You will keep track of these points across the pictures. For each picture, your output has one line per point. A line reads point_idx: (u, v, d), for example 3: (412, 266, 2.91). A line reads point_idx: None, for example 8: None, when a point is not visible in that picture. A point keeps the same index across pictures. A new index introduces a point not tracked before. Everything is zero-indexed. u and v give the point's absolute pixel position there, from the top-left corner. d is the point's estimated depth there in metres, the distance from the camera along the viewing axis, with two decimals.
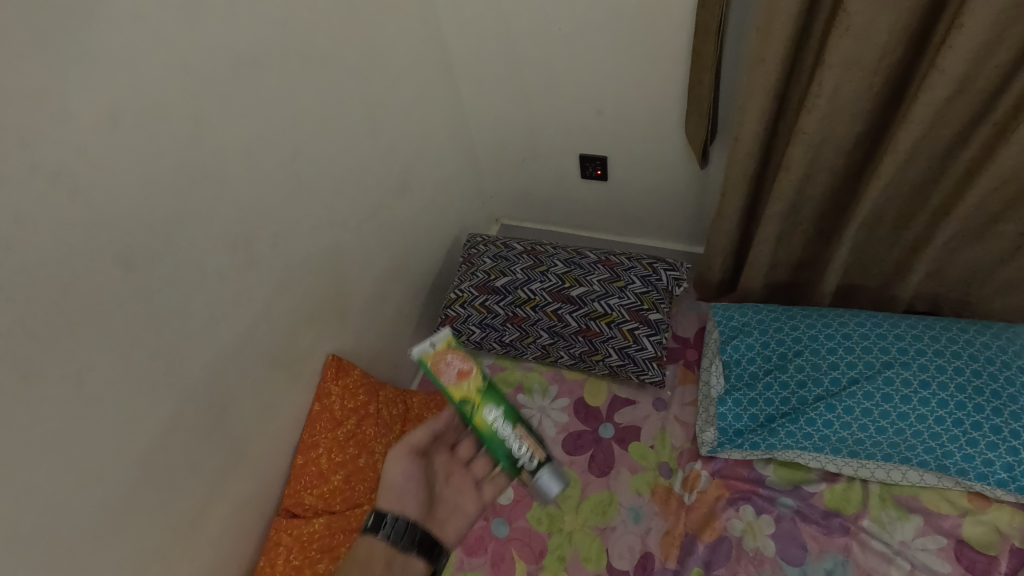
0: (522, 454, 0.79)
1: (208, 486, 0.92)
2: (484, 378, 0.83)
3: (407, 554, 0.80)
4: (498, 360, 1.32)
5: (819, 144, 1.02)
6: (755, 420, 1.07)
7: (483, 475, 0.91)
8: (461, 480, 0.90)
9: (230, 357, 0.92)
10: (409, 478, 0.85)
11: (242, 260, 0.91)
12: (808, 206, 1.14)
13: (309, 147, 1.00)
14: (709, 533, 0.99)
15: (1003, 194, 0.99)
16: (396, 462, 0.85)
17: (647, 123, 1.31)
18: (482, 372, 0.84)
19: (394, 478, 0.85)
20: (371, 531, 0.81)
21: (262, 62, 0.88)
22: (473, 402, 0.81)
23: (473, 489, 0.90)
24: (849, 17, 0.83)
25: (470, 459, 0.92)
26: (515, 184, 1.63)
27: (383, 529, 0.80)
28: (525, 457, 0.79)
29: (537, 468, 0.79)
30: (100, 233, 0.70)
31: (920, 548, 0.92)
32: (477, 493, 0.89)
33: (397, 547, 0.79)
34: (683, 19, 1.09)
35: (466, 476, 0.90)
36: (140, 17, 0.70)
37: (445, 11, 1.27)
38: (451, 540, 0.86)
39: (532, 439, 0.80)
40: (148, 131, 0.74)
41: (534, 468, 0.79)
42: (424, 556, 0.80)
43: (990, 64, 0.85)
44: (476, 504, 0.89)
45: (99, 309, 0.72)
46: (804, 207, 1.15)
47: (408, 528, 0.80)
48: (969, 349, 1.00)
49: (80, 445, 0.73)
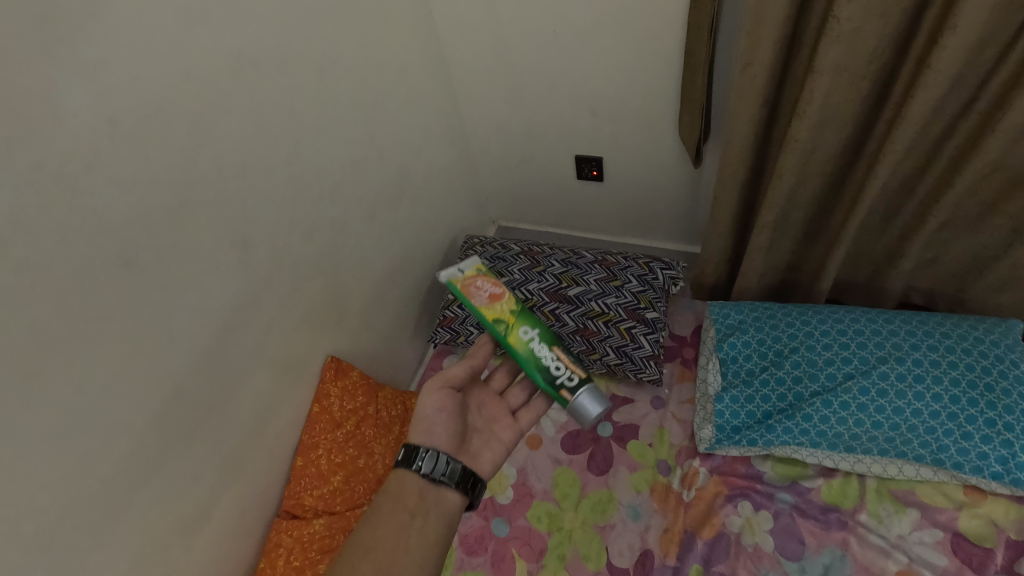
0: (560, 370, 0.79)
1: (209, 488, 0.92)
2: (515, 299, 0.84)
3: (438, 486, 0.78)
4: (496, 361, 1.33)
5: (811, 152, 1.02)
6: (752, 416, 1.07)
7: (517, 405, 0.91)
8: (495, 411, 0.89)
9: (230, 359, 0.92)
10: (442, 410, 0.84)
11: (241, 261, 0.91)
12: (799, 211, 1.16)
13: (307, 149, 1.01)
14: (708, 530, 1.00)
15: (995, 181, 1.00)
16: (431, 395, 0.85)
17: (642, 124, 1.32)
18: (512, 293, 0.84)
19: (428, 411, 0.84)
20: (403, 464, 0.80)
21: (260, 66, 0.89)
22: (507, 323, 0.81)
23: (509, 420, 0.89)
24: (840, 23, 0.84)
25: (504, 392, 0.92)
26: (512, 186, 1.64)
27: (414, 461, 0.78)
28: (564, 376, 0.79)
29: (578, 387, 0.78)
30: (100, 237, 0.71)
31: (917, 541, 0.93)
32: (513, 423, 0.89)
33: (429, 479, 0.78)
34: (676, 21, 1.11)
35: (501, 406, 0.90)
36: (139, 22, 0.71)
37: (440, 15, 1.29)
38: (487, 472, 0.84)
39: (568, 358, 0.80)
40: (147, 134, 0.74)
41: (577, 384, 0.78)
42: (458, 488, 0.78)
43: (977, 60, 0.86)
44: (512, 434, 0.88)
45: (100, 312, 0.72)
46: (795, 211, 1.16)
47: (439, 457, 0.79)
48: (962, 344, 1.01)
49: (82, 447, 0.73)
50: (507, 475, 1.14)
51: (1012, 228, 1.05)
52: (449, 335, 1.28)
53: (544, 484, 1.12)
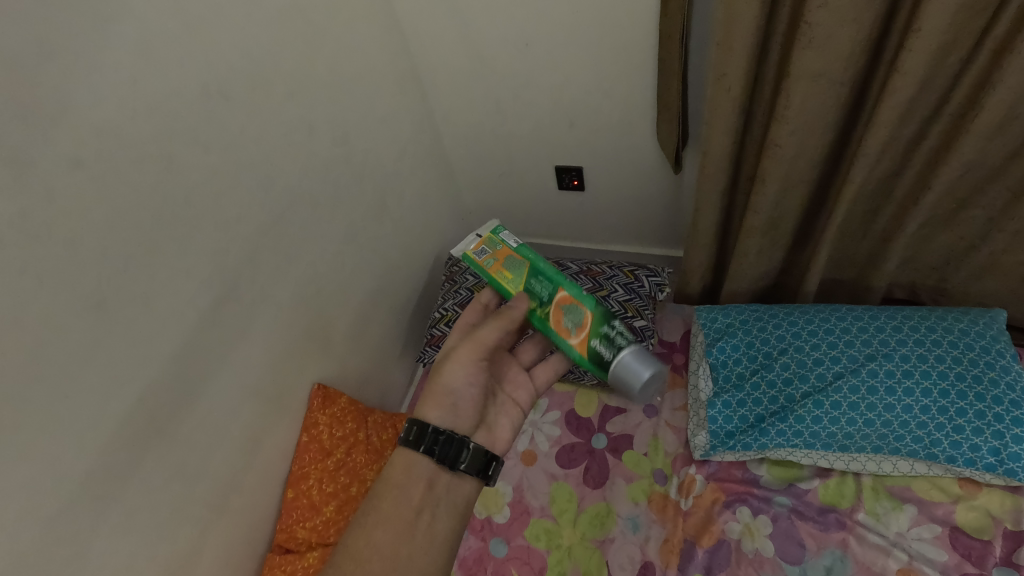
0: (606, 329, 0.73)
1: (197, 527, 0.90)
2: (518, 293, 0.80)
3: (453, 472, 0.76)
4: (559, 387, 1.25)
5: (794, 158, 1.02)
6: (745, 420, 1.07)
7: (531, 362, 0.90)
8: (512, 372, 0.88)
9: (215, 394, 0.90)
10: (472, 384, 0.81)
11: (220, 292, 0.89)
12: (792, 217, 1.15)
13: (283, 176, 1.00)
14: (708, 538, 0.99)
15: (969, 179, 1.02)
16: (461, 365, 0.80)
17: (619, 132, 1.32)
18: (511, 298, 0.81)
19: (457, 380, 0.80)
20: (411, 445, 0.76)
21: (232, 97, 0.89)
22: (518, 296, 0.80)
23: (525, 379, 0.88)
24: (810, 28, 0.84)
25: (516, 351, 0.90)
26: (493, 199, 1.63)
27: (425, 444, 0.75)
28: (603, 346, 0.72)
29: (620, 346, 0.72)
30: (69, 280, 0.69)
31: (916, 537, 0.93)
32: (529, 380, 0.88)
33: (442, 464, 0.76)
34: (647, 31, 1.11)
35: (515, 365, 0.88)
36: (103, 62, 0.70)
37: (413, 35, 1.29)
38: (504, 442, 0.84)
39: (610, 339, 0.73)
40: (115, 171, 0.73)
41: (614, 355, 0.72)
42: (476, 476, 0.77)
43: (947, 63, 0.87)
44: (528, 396, 0.88)
45: (73, 356, 0.70)
46: (789, 217, 1.14)
47: (459, 446, 0.76)
48: (948, 337, 1.01)
49: (61, 497, 0.71)
50: (503, 494, 1.12)
51: (988, 219, 1.07)
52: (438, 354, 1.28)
53: (540, 500, 1.11)
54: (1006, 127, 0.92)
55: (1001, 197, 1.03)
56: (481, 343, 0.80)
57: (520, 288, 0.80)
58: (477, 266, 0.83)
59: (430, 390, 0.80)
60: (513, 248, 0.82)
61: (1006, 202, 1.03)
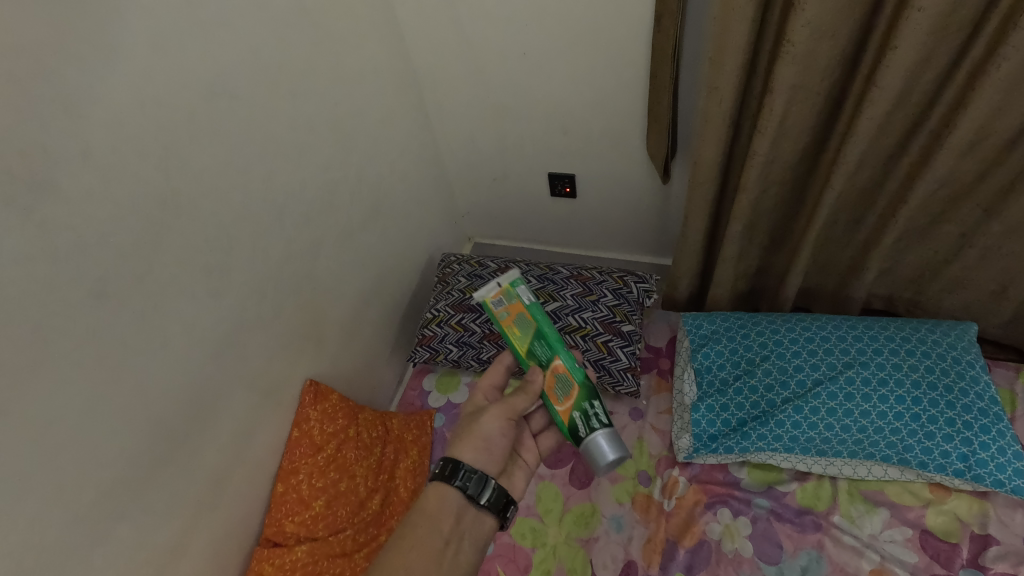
0: (588, 406, 0.74)
1: (187, 516, 0.91)
2: (524, 350, 0.79)
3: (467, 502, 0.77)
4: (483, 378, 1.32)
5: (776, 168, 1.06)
6: (728, 424, 1.10)
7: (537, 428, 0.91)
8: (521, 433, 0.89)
9: (208, 385, 0.91)
10: (503, 437, 0.82)
11: (217, 285, 0.91)
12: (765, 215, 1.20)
13: (284, 176, 1.02)
14: (689, 538, 1.02)
15: (942, 195, 1.06)
16: (496, 420, 0.81)
17: (612, 142, 1.36)
18: (517, 351, 0.80)
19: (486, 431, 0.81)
20: (443, 478, 0.78)
21: (237, 95, 0.91)
22: (522, 354, 0.80)
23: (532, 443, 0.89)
24: (793, 46, 0.87)
25: (527, 415, 0.91)
26: (486, 204, 1.66)
27: (458, 479, 0.77)
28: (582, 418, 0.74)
29: (594, 427, 0.72)
30: (73, 266, 0.71)
31: (888, 539, 0.96)
32: (535, 445, 0.89)
33: (471, 500, 0.77)
34: (640, 44, 1.15)
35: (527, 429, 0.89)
36: (115, 56, 0.72)
37: (413, 41, 1.31)
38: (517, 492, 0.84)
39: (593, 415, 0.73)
40: (121, 164, 0.74)
41: (588, 433, 0.72)
42: (495, 514, 0.78)
43: (923, 81, 0.92)
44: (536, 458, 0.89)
45: (72, 343, 0.71)
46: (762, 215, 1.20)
47: (489, 485, 0.77)
48: (922, 347, 1.05)
49: (54, 483, 0.72)
50: None
51: (961, 234, 1.11)
52: (428, 354, 1.29)
53: (527, 500, 1.12)
54: (977, 146, 0.97)
55: (974, 214, 1.07)
56: (516, 407, 0.81)
57: (524, 347, 0.79)
58: (491, 314, 0.80)
59: (465, 431, 0.82)
60: (526, 305, 0.78)
61: (978, 217, 1.07)
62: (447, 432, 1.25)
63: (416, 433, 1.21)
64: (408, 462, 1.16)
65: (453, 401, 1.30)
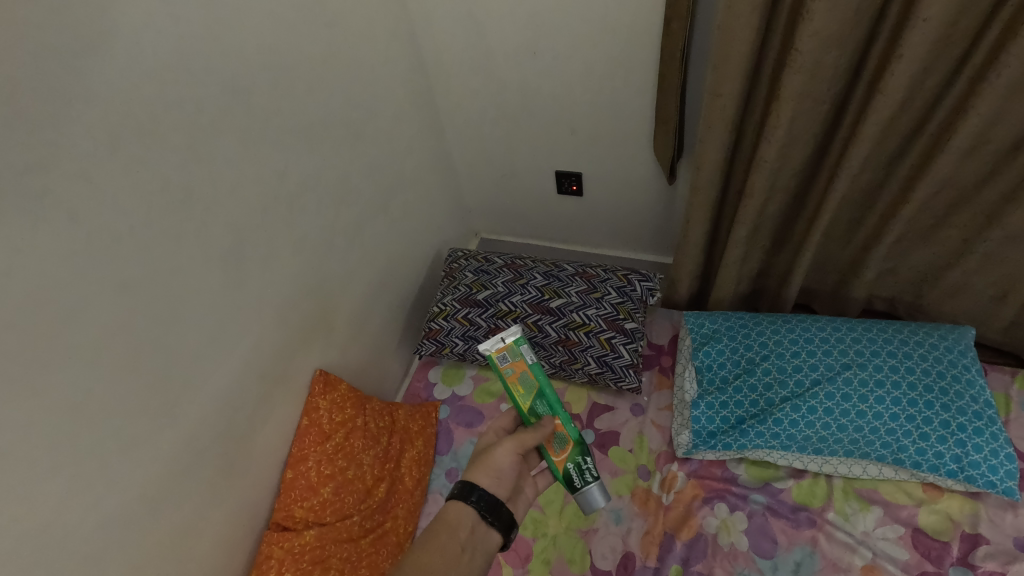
0: (582, 460, 0.83)
1: (201, 499, 0.94)
2: (525, 407, 0.86)
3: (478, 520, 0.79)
4: (481, 371, 1.36)
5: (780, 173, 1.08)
6: (727, 421, 1.13)
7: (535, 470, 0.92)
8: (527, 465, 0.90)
9: (222, 374, 0.94)
10: (511, 468, 0.84)
11: (232, 276, 0.93)
12: (769, 221, 1.21)
13: (298, 171, 1.04)
14: (686, 531, 1.04)
15: (944, 198, 1.08)
16: (505, 453, 0.83)
17: (619, 142, 1.37)
18: (517, 408, 0.86)
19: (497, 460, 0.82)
20: (459, 496, 0.80)
21: (254, 91, 0.93)
22: (524, 409, 0.85)
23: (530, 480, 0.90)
24: (801, 56, 0.89)
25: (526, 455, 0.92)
26: (494, 200, 1.68)
27: (474, 496, 0.79)
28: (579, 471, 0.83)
29: (587, 479, 0.82)
30: (97, 257, 0.73)
31: (881, 537, 0.99)
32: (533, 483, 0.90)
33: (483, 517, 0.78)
34: (649, 47, 1.16)
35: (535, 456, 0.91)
36: (139, 53, 0.74)
37: (425, 39, 1.33)
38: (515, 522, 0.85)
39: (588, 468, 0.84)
40: (143, 159, 0.77)
41: (582, 484, 0.82)
42: (503, 532, 0.79)
43: (927, 87, 0.93)
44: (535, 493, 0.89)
45: (95, 330, 0.74)
46: (767, 221, 1.21)
47: (502, 506, 0.79)
48: (919, 350, 1.08)
49: (77, 466, 0.74)
50: None
51: (963, 238, 1.13)
52: (435, 346, 1.32)
53: None
54: (979, 151, 0.98)
55: (975, 218, 1.09)
56: (524, 442, 0.83)
57: (526, 403, 0.85)
58: (496, 370, 0.85)
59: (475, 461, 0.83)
60: (529, 363, 0.85)
61: (979, 222, 1.09)
62: (451, 423, 1.29)
63: (422, 423, 1.25)
64: (413, 451, 1.20)
65: (458, 393, 1.33)
